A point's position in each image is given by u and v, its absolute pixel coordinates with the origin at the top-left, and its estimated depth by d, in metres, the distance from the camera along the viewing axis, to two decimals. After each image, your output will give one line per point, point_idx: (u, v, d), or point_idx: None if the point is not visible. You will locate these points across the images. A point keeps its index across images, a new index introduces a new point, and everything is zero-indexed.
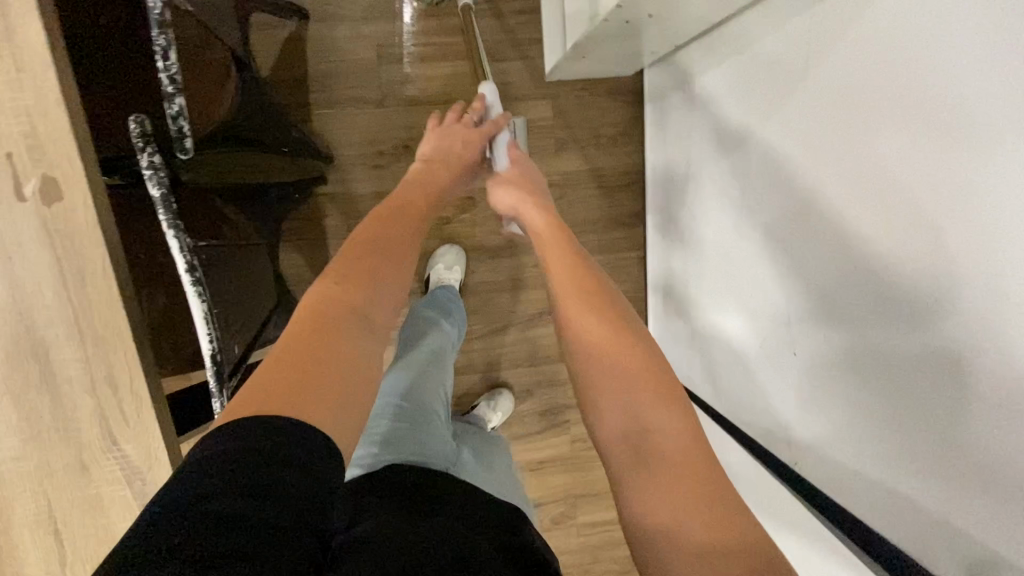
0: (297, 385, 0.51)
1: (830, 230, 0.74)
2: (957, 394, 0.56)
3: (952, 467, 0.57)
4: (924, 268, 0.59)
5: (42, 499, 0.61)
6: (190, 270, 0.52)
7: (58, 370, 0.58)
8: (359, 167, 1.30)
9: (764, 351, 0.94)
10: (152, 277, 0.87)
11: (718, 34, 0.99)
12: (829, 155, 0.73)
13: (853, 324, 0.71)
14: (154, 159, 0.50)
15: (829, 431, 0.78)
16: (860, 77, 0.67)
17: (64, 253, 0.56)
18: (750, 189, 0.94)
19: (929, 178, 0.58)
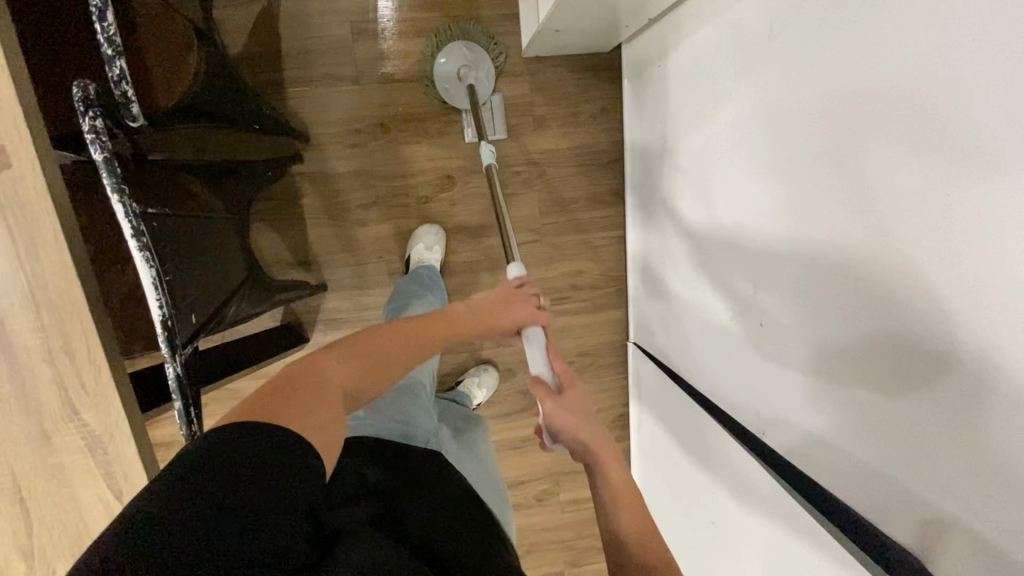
0: (278, 407, 0.53)
1: (803, 213, 0.73)
2: (930, 385, 0.56)
3: (933, 447, 0.57)
4: (909, 242, 0.57)
5: (7, 469, 0.61)
6: (137, 236, 0.52)
7: (14, 339, 0.58)
8: (335, 146, 1.29)
9: (741, 326, 0.93)
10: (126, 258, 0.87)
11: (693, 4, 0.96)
12: (804, 138, 0.72)
13: (836, 299, 0.68)
14: (95, 122, 0.50)
15: (802, 413, 0.78)
16: (844, 37, 0.63)
17: (14, 221, 0.56)
18: (727, 175, 0.93)
19: (915, 145, 0.55)
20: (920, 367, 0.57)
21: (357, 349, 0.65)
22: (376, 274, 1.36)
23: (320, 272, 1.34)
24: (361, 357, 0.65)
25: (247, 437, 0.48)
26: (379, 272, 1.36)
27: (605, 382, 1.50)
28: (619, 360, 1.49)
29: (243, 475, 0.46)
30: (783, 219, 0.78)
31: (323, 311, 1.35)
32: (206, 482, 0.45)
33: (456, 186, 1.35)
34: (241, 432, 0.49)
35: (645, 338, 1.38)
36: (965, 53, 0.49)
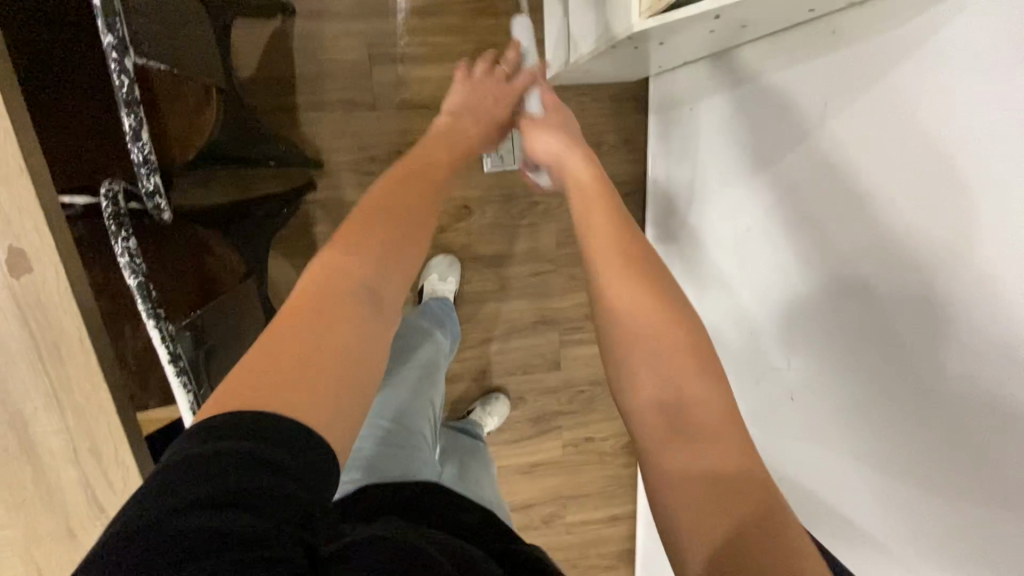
0: (279, 364, 0.46)
1: (848, 261, 0.74)
2: (988, 401, 0.57)
3: (998, 439, 0.57)
4: (967, 238, 0.58)
5: (31, 564, 0.60)
6: (173, 359, 0.50)
7: (37, 441, 0.56)
8: (349, 173, 1.25)
9: (772, 355, 0.93)
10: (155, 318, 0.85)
11: (718, 60, 0.97)
12: (846, 187, 0.73)
13: (874, 303, 0.70)
14: (128, 246, 0.47)
15: (854, 462, 0.78)
16: (875, 50, 0.67)
17: (37, 325, 0.53)
18: (756, 208, 0.94)
19: (958, 138, 0.58)
20: (975, 389, 0.58)
21: (356, 249, 0.57)
22: None
23: None
24: (367, 252, 0.57)
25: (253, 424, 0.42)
26: None
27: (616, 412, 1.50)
28: None
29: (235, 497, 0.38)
30: (822, 233, 0.78)
31: None
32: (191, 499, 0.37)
33: (474, 215, 1.32)
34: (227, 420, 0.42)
35: None
36: (1005, 99, 0.53)
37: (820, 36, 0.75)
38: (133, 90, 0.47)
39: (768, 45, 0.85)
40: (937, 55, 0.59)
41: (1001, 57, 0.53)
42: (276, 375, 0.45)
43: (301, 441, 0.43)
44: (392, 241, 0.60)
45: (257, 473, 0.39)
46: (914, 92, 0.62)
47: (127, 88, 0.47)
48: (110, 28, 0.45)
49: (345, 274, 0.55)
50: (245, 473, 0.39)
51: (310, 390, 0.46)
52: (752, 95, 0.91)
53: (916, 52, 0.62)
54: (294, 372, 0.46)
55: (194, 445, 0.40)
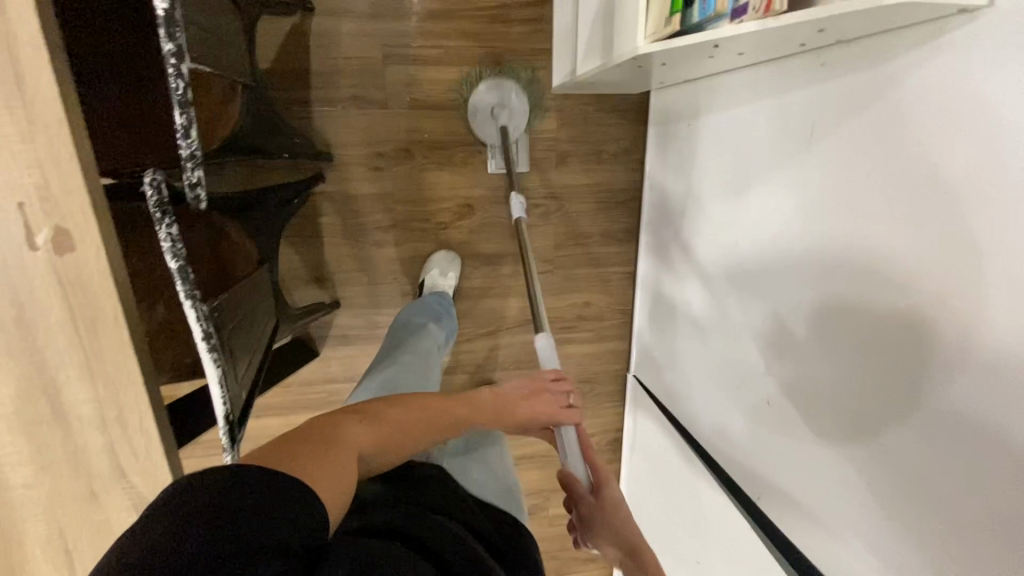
0: (296, 459, 0.54)
1: (836, 280, 0.79)
2: (960, 414, 0.64)
3: (956, 444, 0.64)
4: (938, 265, 0.65)
5: (55, 523, 0.64)
6: (207, 338, 0.54)
7: (69, 408, 0.60)
8: (358, 167, 1.29)
9: (752, 364, 1.00)
10: (171, 298, 0.89)
11: (714, 83, 1.04)
12: (835, 213, 0.79)
13: (853, 322, 0.77)
14: (171, 232, 0.51)
15: (829, 463, 0.84)
16: (854, 90, 0.74)
17: (76, 300, 0.57)
18: (749, 226, 0.99)
19: (930, 175, 0.65)
20: (951, 405, 0.65)
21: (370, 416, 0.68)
22: (390, 294, 1.37)
23: (334, 289, 1.34)
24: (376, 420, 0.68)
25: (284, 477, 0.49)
26: (392, 292, 1.37)
27: (603, 410, 1.56)
28: (617, 389, 1.55)
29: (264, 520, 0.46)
30: (806, 254, 0.85)
31: (335, 327, 1.37)
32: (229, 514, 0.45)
33: (476, 214, 1.37)
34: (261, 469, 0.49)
35: (648, 376, 1.42)
36: (988, 146, 0.59)
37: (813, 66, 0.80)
38: (185, 91, 0.52)
39: (763, 72, 0.91)
40: (915, 101, 0.66)
41: (977, 105, 0.60)
42: (299, 463, 0.53)
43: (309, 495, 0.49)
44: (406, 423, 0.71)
45: (270, 501, 0.47)
46: (903, 131, 0.68)
47: (180, 89, 0.52)
48: (169, 35, 0.50)
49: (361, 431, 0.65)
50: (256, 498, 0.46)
51: (319, 475, 0.53)
52: (749, 119, 0.96)
53: (905, 95, 0.67)
54: (309, 465, 0.54)
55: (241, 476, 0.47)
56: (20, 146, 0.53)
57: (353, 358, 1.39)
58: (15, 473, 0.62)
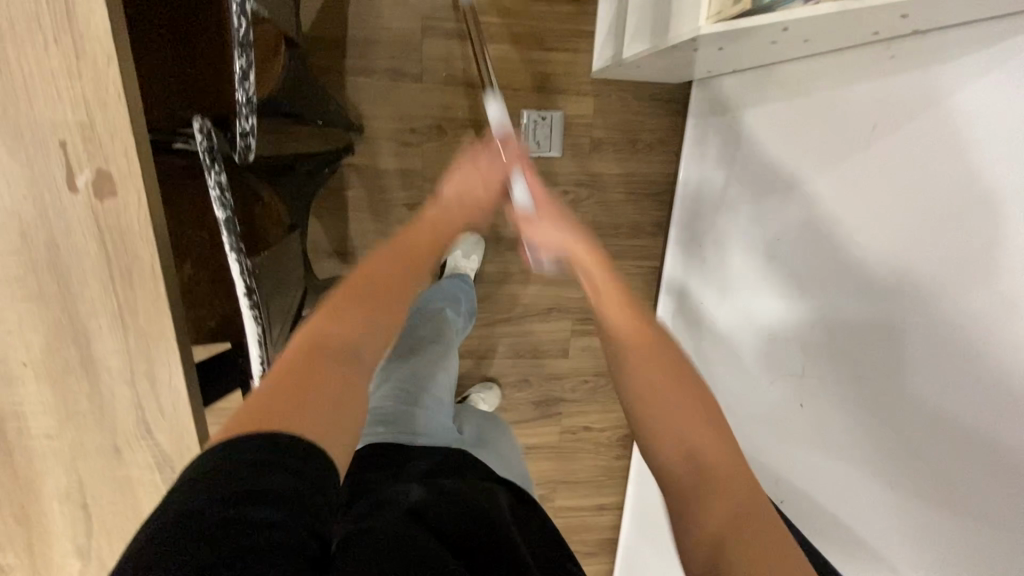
0: (293, 398, 0.45)
1: (869, 291, 0.78)
2: (987, 436, 0.64)
3: (969, 456, 0.66)
4: (965, 278, 0.66)
5: (74, 476, 0.62)
6: (248, 294, 0.53)
7: (97, 359, 0.59)
8: (389, 141, 1.26)
9: (775, 365, 0.99)
10: (198, 259, 0.87)
11: (759, 77, 1.02)
12: (876, 220, 0.77)
13: (874, 326, 0.78)
14: (220, 180, 0.49)
15: (846, 474, 0.84)
16: (893, 96, 0.74)
17: (113, 247, 0.55)
18: (779, 230, 0.97)
19: (963, 186, 0.66)
20: (978, 427, 0.65)
21: (337, 305, 0.56)
22: None
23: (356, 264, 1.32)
24: (349, 308, 0.56)
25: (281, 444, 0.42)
26: None
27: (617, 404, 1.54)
28: None
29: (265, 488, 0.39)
30: (836, 255, 0.84)
31: None
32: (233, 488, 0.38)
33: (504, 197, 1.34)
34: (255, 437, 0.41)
35: None
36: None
37: (876, 59, 0.76)
38: (248, 33, 0.50)
39: (814, 65, 0.88)
40: (954, 112, 0.67)
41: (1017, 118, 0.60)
42: (296, 409, 0.45)
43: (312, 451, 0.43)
44: (379, 295, 0.59)
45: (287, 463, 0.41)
46: (943, 141, 0.68)
47: (242, 31, 0.50)
48: None
49: (338, 331, 0.54)
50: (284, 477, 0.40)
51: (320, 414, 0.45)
52: (790, 121, 0.94)
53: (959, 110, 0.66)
54: (306, 404, 0.45)
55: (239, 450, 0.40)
56: (67, 82, 0.51)
57: None
58: (38, 422, 0.60)
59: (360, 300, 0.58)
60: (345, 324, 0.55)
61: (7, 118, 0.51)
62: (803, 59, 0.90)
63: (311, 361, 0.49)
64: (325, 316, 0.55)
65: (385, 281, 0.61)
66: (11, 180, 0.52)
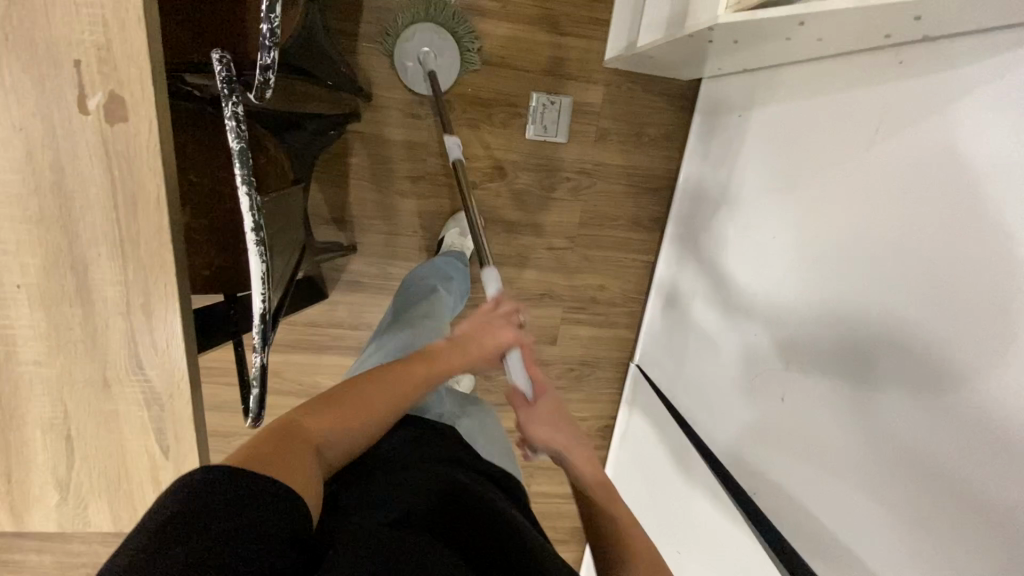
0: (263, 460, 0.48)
1: (861, 311, 0.81)
2: (954, 467, 0.68)
3: (950, 477, 0.68)
4: (960, 297, 0.67)
5: (60, 406, 0.62)
6: (256, 231, 0.52)
7: (94, 288, 0.58)
8: (396, 112, 1.26)
9: (762, 364, 1.01)
10: (198, 207, 0.86)
11: (768, 78, 1.03)
12: (875, 236, 0.79)
13: (871, 337, 0.79)
14: (236, 111, 0.49)
15: (815, 481, 0.88)
16: (904, 110, 0.75)
17: (120, 174, 0.55)
18: (775, 242, 0.99)
19: (967, 208, 0.67)
20: (950, 458, 0.68)
21: (333, 399, 0.60)
22: (408, 247, 1.35)
23: (353, 233, 1.32)
24: (343, 408, 0.59)
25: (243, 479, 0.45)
26: (410, 246, 1.35)
27: (600, 395, 1.55)
28: (618, 377, 1.54)
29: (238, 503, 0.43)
30: (833, 260, 0.86)
31: (348, 272, 1.34)
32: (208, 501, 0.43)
33: (506, 179, 1.34)
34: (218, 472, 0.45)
35: (648, 367, 1.44)
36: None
37: (886, 65, 0.78)
38: None
39: (827, 67, 0.89)
40: (960, 130, 0.68)
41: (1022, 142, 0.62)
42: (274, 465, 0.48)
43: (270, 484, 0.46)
44: (365, 398, 0.62)
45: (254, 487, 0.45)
46: (948, 159, 0.69)
47: None
48: None
49: (317, 426, 0.56)
50: (245, 490, 0.44)
51: (294, 474, 0.49)
52: (800, 128, 0.95)
53: (960, 140, 0.68)
54: (279, 463, 0.49)
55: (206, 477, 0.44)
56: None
57: (362, 306, 1.37)
58: (28, 347, 0.59)
59: (345, 400, 0.60)
60: (324, 421, 0.57)
61: (23, 31, 0.50)
62: (811, 62, 0.92)
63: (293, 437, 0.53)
64: (310, 404, 0.59)
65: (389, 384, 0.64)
66: (20, 94, 0.51)
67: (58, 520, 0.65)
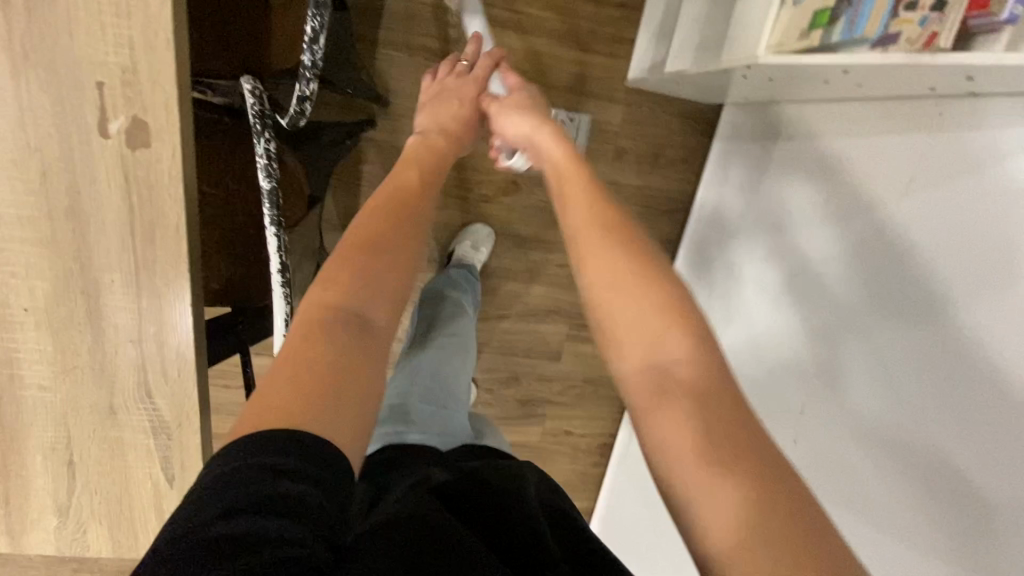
0: (299, 395, 0.45)
1: (881, 339, 0.81)
2: (969, 484, 0.68)
3: (973, 504, 0.68)
4: (989, 331, 0.67)
5: (63, 431, 0.59)
6: (282, 271, 0.51)
7: (106, 314, 0.56)
8: (413, 120, 1.23)
9: (771, 388, 1.00)
10: (210, 218, 0.84)
11: (796, 109, 1.01)
12: (900, 265, 0.79)
13: (890, 364, 0.79)
14: (268, 149, 0.48)
15: (827, 493, 0.88)
16: (935, 140, 0.75)
17: (139, 201, 0.53)
18: (794, 262, 0.99)
19: (1001, 244, 0.67)
20: (966, 477, 0.69)
21: (338, 263, 0.57)
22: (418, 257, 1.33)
23: None
24: (348, 265, 0.57)
25: (277, 445, 0.41)
26: None
27: (600, 410, 1.56)
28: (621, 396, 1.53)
29: (268, 496, 0.38)
30: (852, 288, 0.86)
31: None
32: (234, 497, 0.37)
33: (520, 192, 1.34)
34: (251, 444, 0.41)
35: None
36: None
37: (922, 109, 0.77)
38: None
39: (857, 106, 0.88)
40: (998, 169, 0.67)
41: None
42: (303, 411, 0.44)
43: (317, 448, 0.42)
44: (370, 263, 0.58)
45: (284, 464, 0.40)
46: (981, 198, 0.69)
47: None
48: None
49: (335, 295, 0.54)
50: (277, 475, 0.39)
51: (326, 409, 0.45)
52: (825, 153, 0.94)
53: (996, 178, 0.67)
54: (310, 395, 0.45)
55: (228, 463, 0.40)
56: (113, 21, 0.48)
57: None
58: (32, 371, 0.57)
59: (354, 262, 0.57)
60: (339, 285, 0.55)
61: (47, 51, 0.48)
62: (842, 100, 0.91)
63: (320, 328, 0.51)
64: (321, 284, 0.55)
65: (385, 244, 0.60)
66: (39, 115, 0.49)
67: (56, 545, 0.63)
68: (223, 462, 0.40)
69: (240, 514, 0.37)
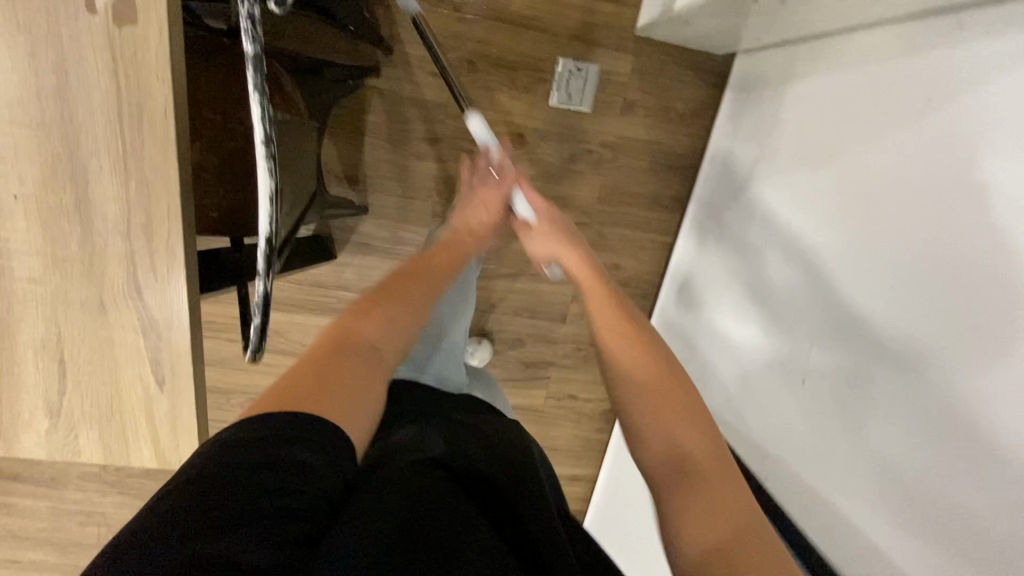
0: (320, 392, 0.47)
1: (892, 291, 0.76)
2: (959, 471, 0.66)
3: (980, 465, 0.63)
4: (1002, 277, 0.62)
5: (53, 328, 0.59)
6: (266, 144, 0.49)
7: (94, 204, 0.55)
8: (418, 68, 1.22)
9: (780, 346, 0.97)
10: (207, 142, 0.83)
11: (811, 45, 0.97)
12: (913, 211, 0.74)
13: (902, 317, 0.75)
14: (252, 11, 0.47)
15: (834, 456, 0.84)
16: (952, 75, 0.71)
17: (126, 81, 0.52)
18: (804, 215, 0.95)
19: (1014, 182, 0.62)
20: (979, 437, 0.64)
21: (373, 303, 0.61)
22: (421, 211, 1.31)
23: (365, 194, 1.28)
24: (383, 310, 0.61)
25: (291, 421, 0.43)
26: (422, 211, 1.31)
27: None
28: None
29: (274, 462, 0.39)
30: (866, 239, 0.81)
31: (358, 232, 1.31)
32: (252, 456, 0.39)
33: (525, 146, 1.28)
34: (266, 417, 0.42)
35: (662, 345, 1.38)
36: None
37: (938, 30, 0.74)
38: None
39: (873, 35, 0.84)
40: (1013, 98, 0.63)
41: None
42: (313, 396, 0.46)
43: (314, 427, 0.43)
44: (404, 293, 0.65)
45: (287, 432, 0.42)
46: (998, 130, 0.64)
47: None
48: None
49: (364, 330, 0.57)
50: (282, 445, 0.41)
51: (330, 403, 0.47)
52: (839, 96, 0.90)
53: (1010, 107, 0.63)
54: (317, 392, 0.47)
55: (252, 424, 0.42)
56: None
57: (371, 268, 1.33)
58: (22, 262, 0.56)
59: (384, 305, 0.62)
60: (376, 324, 0.59)
61: None
62: (856, 28, 0.88)
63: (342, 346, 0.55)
64: (354, 313, 0.60)
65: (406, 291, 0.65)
66: None
67: (47, 448, 0.63)
68: (241, 425, 0.42)
69: (256, 470, 0.39)
